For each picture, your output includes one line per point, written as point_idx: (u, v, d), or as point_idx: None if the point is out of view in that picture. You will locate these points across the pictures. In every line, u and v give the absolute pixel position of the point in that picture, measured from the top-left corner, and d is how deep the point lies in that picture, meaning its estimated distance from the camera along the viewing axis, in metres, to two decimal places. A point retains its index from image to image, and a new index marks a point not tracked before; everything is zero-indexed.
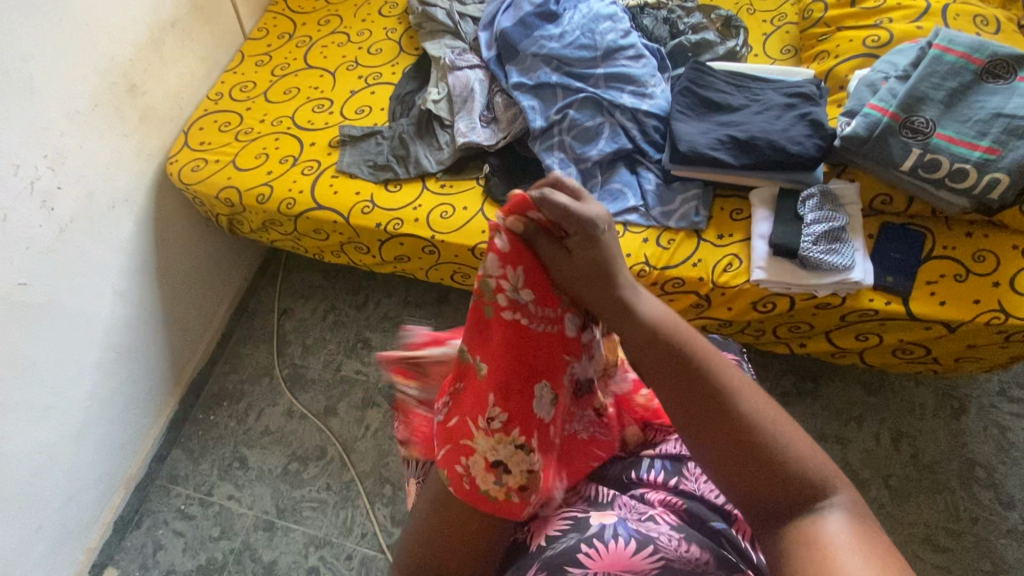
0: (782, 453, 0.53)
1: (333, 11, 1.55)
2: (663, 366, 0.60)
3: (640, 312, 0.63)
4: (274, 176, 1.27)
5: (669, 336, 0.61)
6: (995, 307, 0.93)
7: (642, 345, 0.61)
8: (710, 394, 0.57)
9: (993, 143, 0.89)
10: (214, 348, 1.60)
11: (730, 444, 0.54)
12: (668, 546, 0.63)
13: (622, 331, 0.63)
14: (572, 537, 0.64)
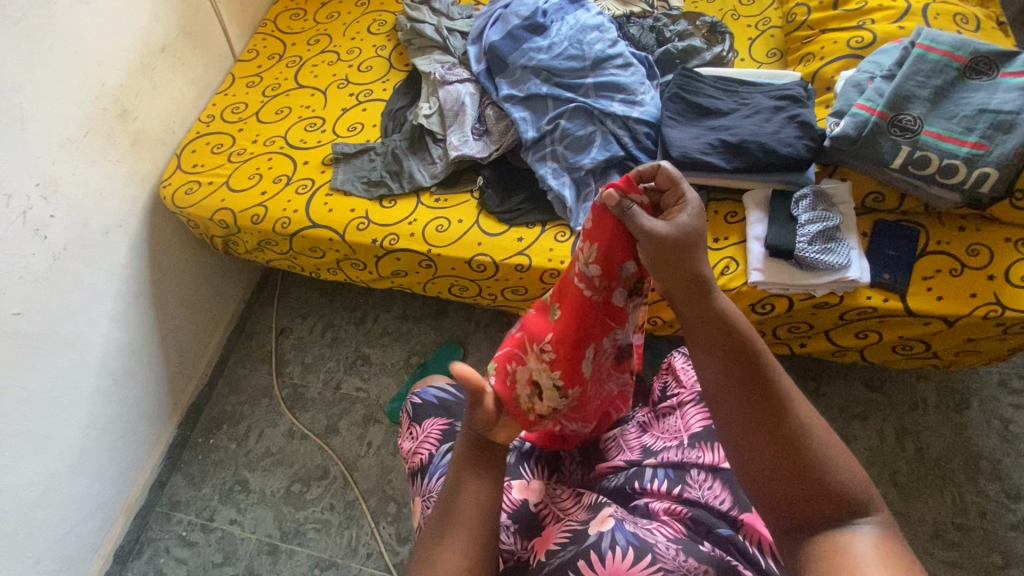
0: (827, 469, 0.56)
1: (322, 30, 1.57)
2: (726, 362, 0.61)
3: (717, 304, 0.63)
4: (268, 196, 1.27)
5: (738, 336, 0.61)
6: (992, 300, 0.93)
7: (712, 340, 0.62)
8: (770, 398, 0.59)
9: (980, 138, 0.90)
10: (212, 371, 1.59)
11: (781, 449, 0.57)
12: (665, 554, 0.64)
13: (688, 323, 0.64)
14: (569, 550, 0.67)
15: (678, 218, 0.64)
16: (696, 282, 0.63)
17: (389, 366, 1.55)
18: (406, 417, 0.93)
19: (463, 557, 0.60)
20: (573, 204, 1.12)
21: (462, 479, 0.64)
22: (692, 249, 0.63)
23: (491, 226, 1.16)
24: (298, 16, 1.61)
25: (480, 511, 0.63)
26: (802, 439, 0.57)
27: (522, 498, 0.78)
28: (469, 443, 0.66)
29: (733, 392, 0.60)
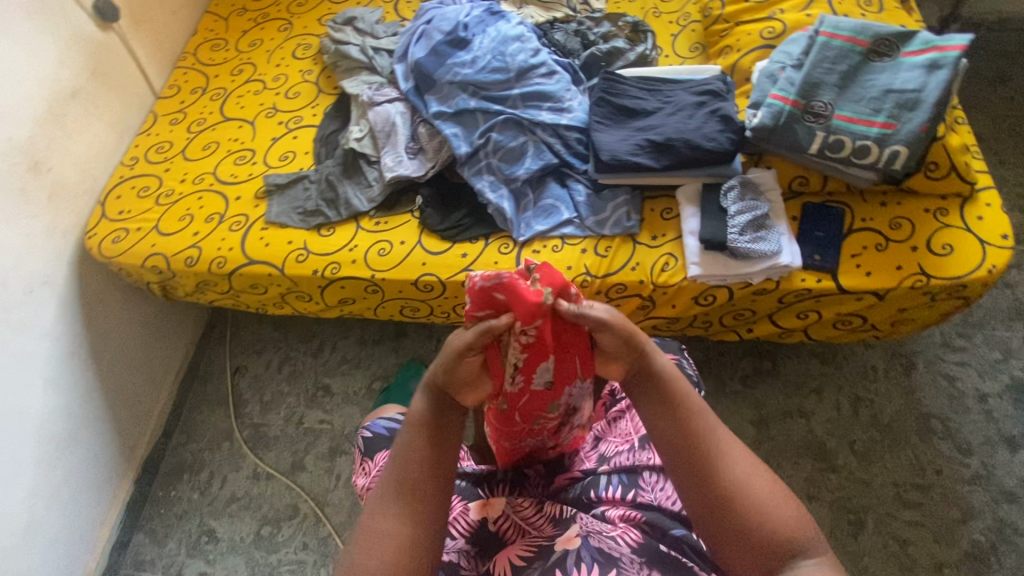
0: (766, 516, 0.57)
1: (245, 59, 1.53)
2: (674, 431, 0.63)
3: (658, 368, 0.65)
4: (201, 237, 1.23)
5: (679, 399, 0.63)
6: (917, 270, 0.97)
7: (655, 407, 0.64)
8: (717, 460, 0.60)
9: (888, 118, 0.93)
10: (167, 420, 1.53)
11: (724, 503, 0.58)
12: (630, 568, 0.64)
13: (638, 391, 0.66)
14: (535, 569, 0.66)
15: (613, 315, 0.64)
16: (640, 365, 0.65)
17: (352, 394, 1.52)
18: (358, 452, 0.91)
19: (401, 516, 0.60)
20: (513, 216, 1.12)
21: (416, 438, 0.64)
22: (631, 330, 0.65)
23: (433, 245, 1.14)
24: (219, 47, 1.56)
25: (426, 472, 0.63)
26: (745, 489, 0.58)
27: (480, 517, 0.76)
28: (428, 400, 0.65)
29: (683, 456, 0.61)
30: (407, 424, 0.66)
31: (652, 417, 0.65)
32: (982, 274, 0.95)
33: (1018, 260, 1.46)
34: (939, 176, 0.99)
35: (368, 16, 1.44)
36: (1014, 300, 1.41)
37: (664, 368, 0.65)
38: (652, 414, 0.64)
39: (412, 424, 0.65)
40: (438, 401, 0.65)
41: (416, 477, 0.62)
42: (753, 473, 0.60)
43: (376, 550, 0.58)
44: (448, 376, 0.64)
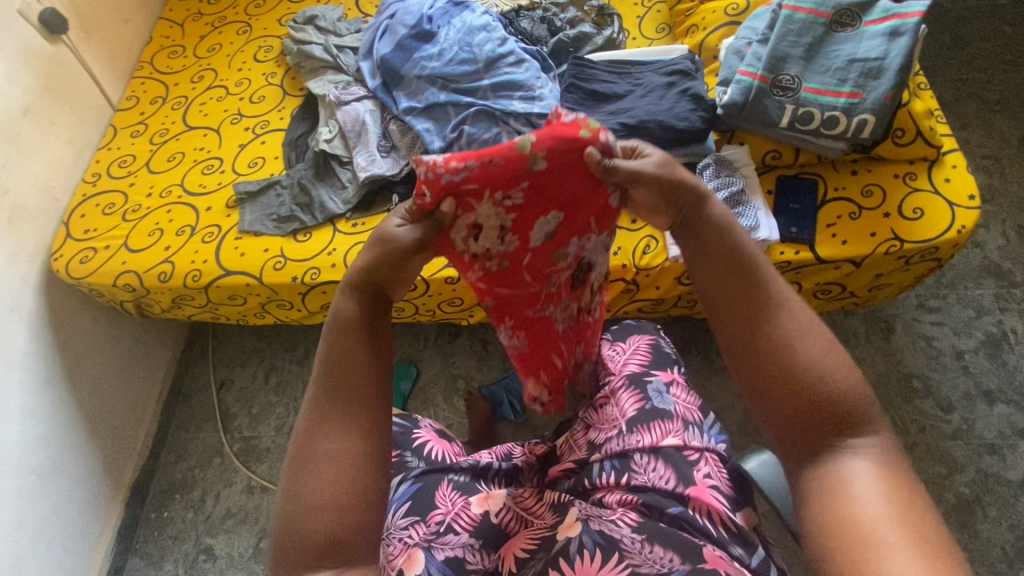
0: (819, 381, 0.52)
1: (205, 65, 1.48)
2: (724, 286, 0.56)
3: (710, 217, 0.57)
4: (173, 251, 1.20)
5: (731, 251, 0.57)
6: (891, 236, 0.99)
7: (703, 259, 0.58)
8: (772, 321, 0.54)
9: (854, 88, 0.95)
10: (154, 441, 1.50)
11: (768, 361, 0.53)
12: (631, 549, 0.66)
13: (688, 244, 0.59)
14: (539, 560, 0.67)
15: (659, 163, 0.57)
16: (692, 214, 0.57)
17: None
18: None
19: (344, 428, 0.53)
20: None
21: (347, 340, 0.56)
22: (683, 174, 0.57)
23: None
24: (176, 54, 1.52)
25: (366, 377, 0.55)
26: (796, 353, 0.53)
27: (482, 511, 0.76)
28: (355, 300, 0.57)
29: (731, 312, 0.56)
30: (333, 327, 0.56)
31: (699, 271, 0.58)
32: (952, 235, 0.97)
33: (985, 219, 1.49)
34: (905, 142, 1.01)
35: (330, 14, 1.41)
36: (984, 258, 1.45)
37: (716, 218, 0.58)
38: (699, 268, 0.58)
39: (338, 325, 0.56)
40: (367, 297, 0.57)
41: (355, 384, 0.55)
42: (814, 342, 0.53)
43: (321, 470, 0.52)
44: (382, 271, 0.57)
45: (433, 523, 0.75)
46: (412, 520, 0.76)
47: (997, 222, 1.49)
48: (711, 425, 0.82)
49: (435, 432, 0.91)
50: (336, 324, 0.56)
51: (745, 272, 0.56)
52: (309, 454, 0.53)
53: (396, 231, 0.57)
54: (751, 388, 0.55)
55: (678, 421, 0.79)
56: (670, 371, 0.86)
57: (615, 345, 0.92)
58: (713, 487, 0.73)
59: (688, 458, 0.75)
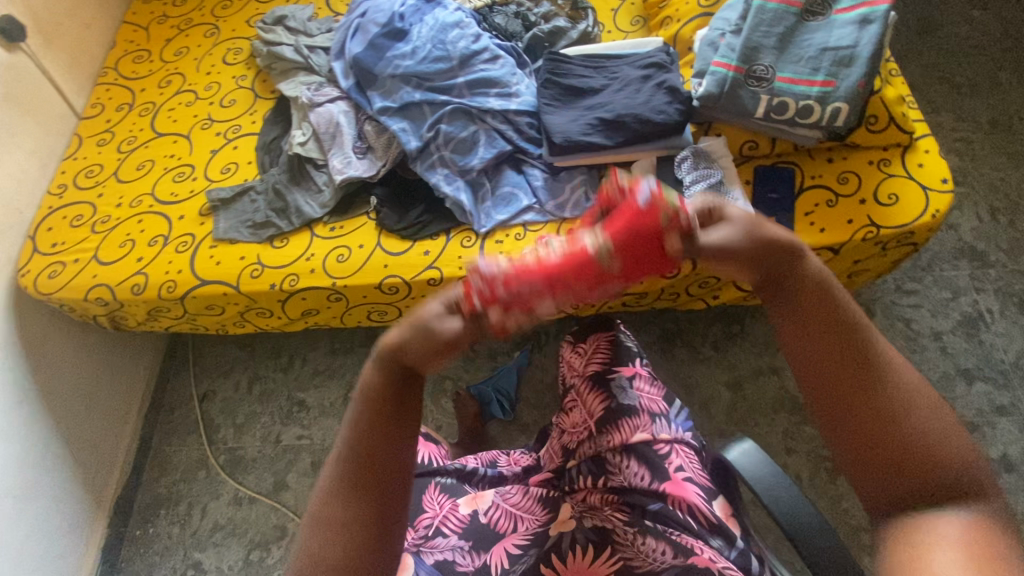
0: (942, 451, 0.47)
1: (172, 69, 1.44)
2: (823, 339, 0.51)
3: (808, 270, 0.53)
4: (146, 262, 1.17)
5: (833, 301, 0.52)
6: (866, 222, 1.00)
7: (800, 310, 0.52)
8: (880, 380, 0.48)
9: (827, 76, 0.95)
10: (136, 456, 1.47)
11: (884, 425, 0.47)
12: (624, 542, 0.68)
13: (777, 299, 0.54)
14: (532, 555, 0.70)
15: (742, 226, 0.54)
16: (784, 267, 0.53)
17: (329, 406, 1.48)
18: None
19: (349, 512, 0.50)
20: (472, 207, 1.10)
21: (368, 415, 0.51)
22: (771, 231, 0.54)
23: (394, 246, 1.11)
24: (142, 58, 1.47)
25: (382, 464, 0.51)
26: (902, 409, 0.48)
27: (472, 511, 0.76)
28: (384, 374, 0.51)
29: (829, 365, 0.50)
30: (358, 399, 0.52)
31: (789, 322, 0.53)
32: (927, 220, 0.99)
33: (958, 201, 1.52)
34: (879, 128, 1.02)
35: (299, 14, 1.38)
36: (958, 240, 1.48)
37: (812, 271, 0.53)
38: (790, 319, 0.53)
39: (364, 397, 0.52)
40: (395, 373, 0.51)
41: (371, 469, 0.51)
42: (924, 408, 0.48)
43: (320, 541, 0.50)
44: (413, 350, 0.50)
45: (421, 528, 0.75)
46: None
47: (969, 204, 1.51)
48: (678, 414, 0.80)
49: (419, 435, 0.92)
50: (363, 392, 0.52)
51: (847, 326, 0.50)
52: (316, 519, 0.51)
53: (442, 319, 0.51)
54: (844, 445, 0.49)
55: (645, 415, 0.76)
56: (633, 364, 0.82)
57: (577, 347, 0.86)
58: (689, 482, 0.72)
59: (659, 452, 0.74)
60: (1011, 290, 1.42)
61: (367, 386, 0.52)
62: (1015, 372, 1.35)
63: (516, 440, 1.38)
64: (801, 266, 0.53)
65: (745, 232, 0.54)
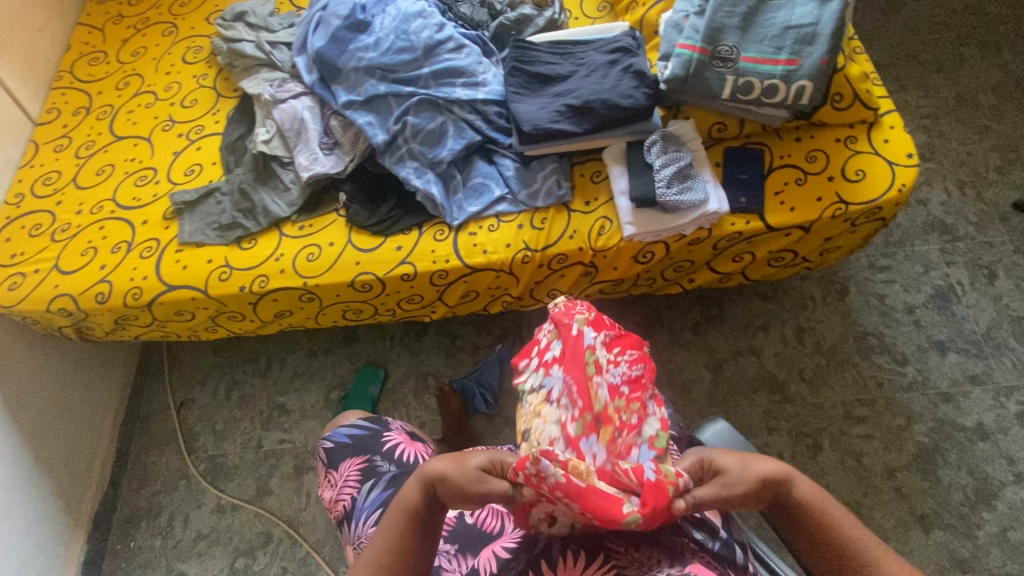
0: None
1: (130, 70, 1.39)
2: (829, 558, 0.59)
3: (798, 499, 0.59)
4: (110, 269, 1.13)
5: (828, 529, 0.59)
6: (835, 199, 1.01)
7: (805, 546, 0.60)
8: None
9: (791, 55, 0.95)
10: (113, 469, 1.43)
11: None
12: (619, 548, 0.63)
13: (788, 523, 0.61)
14: (521, 561, 0.65)
15: (743, 472, 0.58)
16: (782, 502, 0.60)
17: (310, 408, 1.46)
18: (320, 463, 0.93)
19: None
20: (443, 199, 1.08)
21: (404, 524, 0.62)
22: (764, 469, 0.59)
23: (365, 242, 1.10)
24: (98, 60, 1.43)
25: (406, 564, 0.61)
26: None
27: (456, 514, 0.80)
28: (422, 492, 0.62)
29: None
30: (396, 504, 0.63)
31: (805, 549, 0.61)
32: (894, 193, 1.00)
33: (927, 177, 1.54)
34: (844, 106, 1.03)
35: (260, 8, 1.34)
36: (928, 215, 1.50)
37: (802, 497, 0.59)
38: (803, 545, 0.61)
39: (402, 507, 0.62)
40: (431, 494, 0.62)
41: (397, 575, 0.61)
42: None
43: None
44: (449, 481, 0.61)
45: None
46: None
47: (938, 179, 1.54)
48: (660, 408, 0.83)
49: (405, 433, 0.95)
50: (402, 505, 0.62)
51: (844, 544, 0.58)
52: None
53: (484, 478, 0.60)
54: None
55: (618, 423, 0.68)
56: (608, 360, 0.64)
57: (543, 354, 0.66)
58: None
59: None
60: (980, 262, 1.45)
61: (405, 501, 0.62)
62: (987, 342, 1.37)
63: (501, 433, 1.37)
64: (792, 495, 0.59)
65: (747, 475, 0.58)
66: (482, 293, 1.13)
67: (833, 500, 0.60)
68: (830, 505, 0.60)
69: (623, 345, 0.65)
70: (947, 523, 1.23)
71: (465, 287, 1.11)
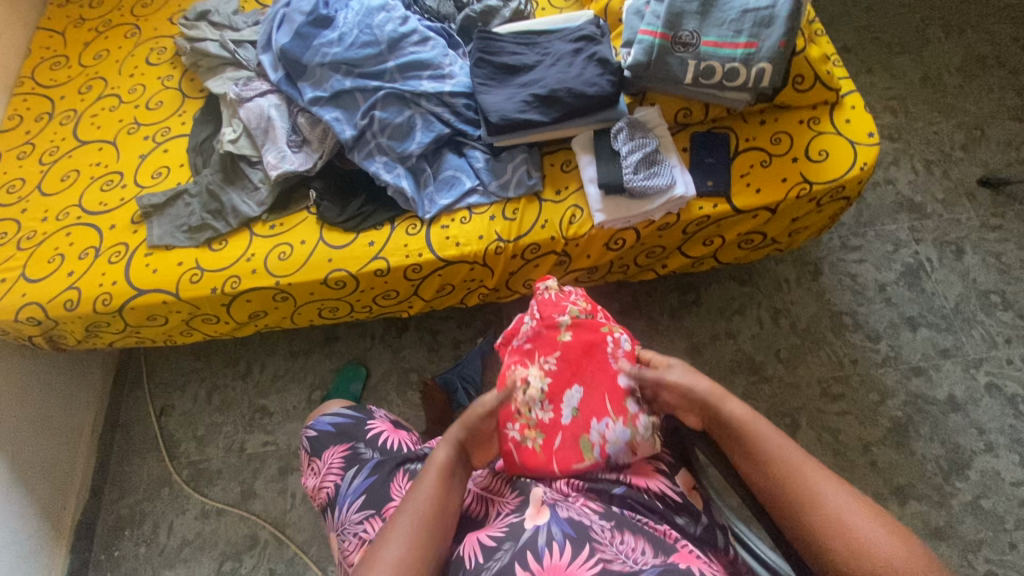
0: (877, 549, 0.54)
1: (93, 73, 1.37)
2: (752, 457, 0.64)
3: (729, 415, 0.67)
4: (78, 276, 1.12)
5: (752, 435, 0.65)
6: (800, 179, 1.02)
7: (744, 465, 0.65)
8: (802, 485, 0.60)
9: (750, 38, 0.96)
10: (94, 478, 1.42)
11: (829, 543, 0.57)
12: (603, 541, 0.63)
13: (717, 432, 0.69)
14: (506, 551, 0.63)
15: (680, 375, 0.72)
16: (708, 404, 0.69)
17: (292, 410, 1.45)
18: (304, 452, 0.92)
19: (405, 555, 0.61)
20: (413, 193, 1.08)
21: (433, 475, 0.68)
22: (700, 378, 0.71)
23: (337, 239, 1.09)
24: (60, 65, 1.39)
25: (441, 519, 0.65)
26: (829, 508, 0.58)
27: None
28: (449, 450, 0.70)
29: (766, 480, 0.63)
30: (427, 469, 0.69)
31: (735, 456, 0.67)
32: (857, 172, 1.01)
33: (894, 157, 1.57)
34: (805, 87, 1.04)
35: (223, 7, 1.32)
36: (896, 194, 1.53)
37: (734, 415, 0.67)
38: (733, 452, 0.67)
39: (432, 465, 0.69)
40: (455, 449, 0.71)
41: (428, 525, 0.64)
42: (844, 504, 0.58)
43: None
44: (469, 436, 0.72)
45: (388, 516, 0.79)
46: (366, 514, 0.80)
47: (905, 159, 1.57)
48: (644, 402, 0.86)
49: (389, 422, 0.95)
50: (432, 464, 0.69)
51: (763, 444, 0.64)
52: (372, 557, 0.61)
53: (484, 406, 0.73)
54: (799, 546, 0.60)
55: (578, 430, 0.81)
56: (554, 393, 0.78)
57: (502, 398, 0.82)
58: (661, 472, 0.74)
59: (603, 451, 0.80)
60: (948, 238, 1.48)
61: (433, 459, 0.69)
62: (956, 316, 1.40)
63: None
64: (723, 403, 0.68)
65: (680, 376, 0.72)
66: (457, 286, 1.14)
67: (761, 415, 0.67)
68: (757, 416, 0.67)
69: (592, 318, 0.79)
70: (922, 493, 1.26)
71: (440, 281, 1.11)
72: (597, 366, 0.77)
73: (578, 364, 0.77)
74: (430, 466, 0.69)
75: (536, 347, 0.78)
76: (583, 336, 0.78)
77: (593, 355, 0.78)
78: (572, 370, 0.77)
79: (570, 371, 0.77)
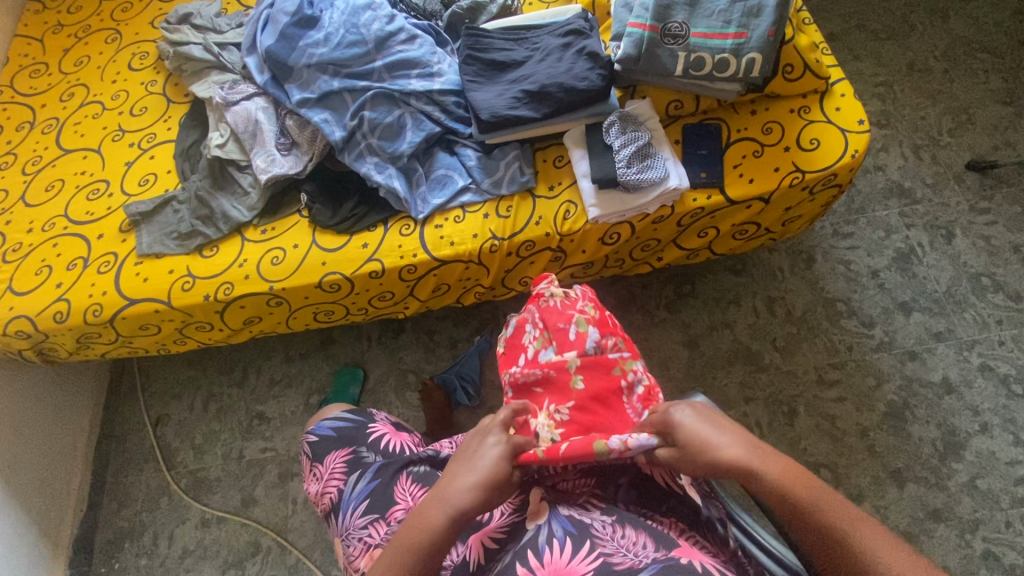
0: None
1: (75, 80, 1.34)
2: (798, 525, 0.57)
3: (766, 484, 0.58)
4: (66, 287, 1.10)
5: (793, 506, 0.57)
6: (792, 168, 1.02)
7: (796, 529, 0.58)
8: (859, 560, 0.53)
9: (739, 28, 0.96)
10: (91, 491, 1.40)
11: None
12: (603, 536, 0.62)
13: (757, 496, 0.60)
14: (507, 553, 0.65)
15: (693, 443, 0.61)
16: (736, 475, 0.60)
17: (290, 415, 1.44)
18: (306, 458, 0.92)
19: None
20: (406, 194, 1.07)
21: (426, 531, 0.60)
22: (720, 443, 0.60)
23: (329, 241, 1.08)
24: (39, 72, 1.37)
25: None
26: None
27: None
28: (445, 512, 0.60)
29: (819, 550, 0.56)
30: (417, 524, 0.61)
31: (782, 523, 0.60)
32: (848, 160, 1.01)
33: (883, 143, 1.58)
34: (795, 76, 1.04)
35: (205, 10, 1.30)
36: (887, 180, 1.54)
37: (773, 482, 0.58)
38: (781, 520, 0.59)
39: (425, 522, 0.60)
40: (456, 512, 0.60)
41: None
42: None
43: None
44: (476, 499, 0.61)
45: (392, 520, 0.79)
46: (370, 519, 0.79)
47: (894, 145, 1.58)
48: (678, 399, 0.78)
49: (390, 425, 0.95)
50: (424, 520, 0.61)
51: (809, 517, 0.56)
52: None
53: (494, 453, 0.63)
54: None
55: None
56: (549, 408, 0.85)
57: None
58: None
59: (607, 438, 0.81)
60: (938, 223, 1.49)
61: (427, 515, 0.61)
62: (948, 300, 1.42)
63: (485, 424, 1.37)
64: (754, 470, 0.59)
65: (696, 445, 0.61)
66: (453, 285, 1.13)
67: (801, 479, 0.58)
68: (796, 483, 0.58)
69: (603, 358, 0.77)
70: (919, 476, 1.27)
71: (436, 281, 1.11)
72: (609, 407, 0.76)
73: (590, 406, 0.75)
74: (423, 521, 0.61)
75: (544, 391, 0.76)
76: (593, 379, 0.75)
77: (605, 392, 0.75)
78: (584, 411, 0.74)
79: (582, 415, 0.74)
